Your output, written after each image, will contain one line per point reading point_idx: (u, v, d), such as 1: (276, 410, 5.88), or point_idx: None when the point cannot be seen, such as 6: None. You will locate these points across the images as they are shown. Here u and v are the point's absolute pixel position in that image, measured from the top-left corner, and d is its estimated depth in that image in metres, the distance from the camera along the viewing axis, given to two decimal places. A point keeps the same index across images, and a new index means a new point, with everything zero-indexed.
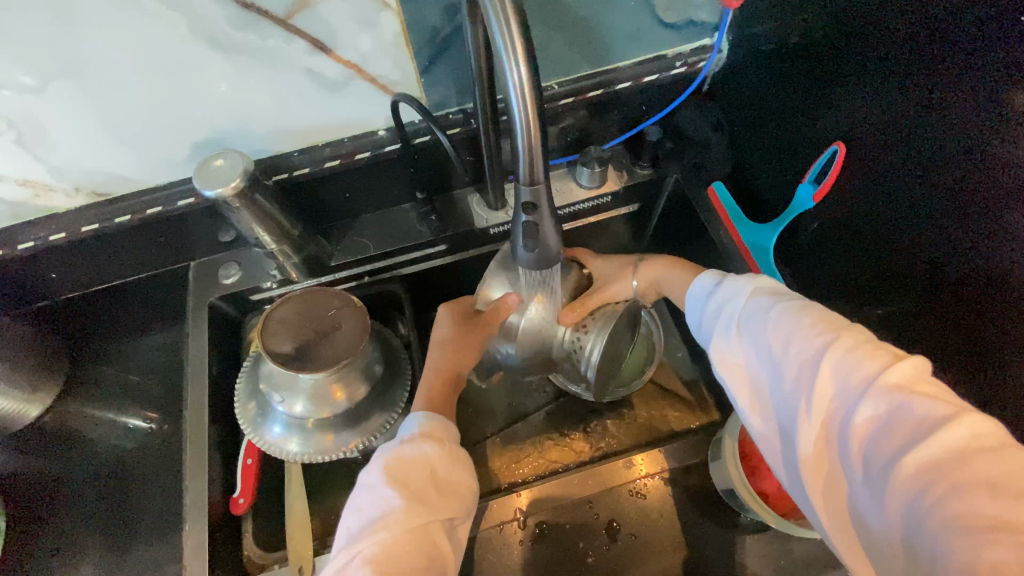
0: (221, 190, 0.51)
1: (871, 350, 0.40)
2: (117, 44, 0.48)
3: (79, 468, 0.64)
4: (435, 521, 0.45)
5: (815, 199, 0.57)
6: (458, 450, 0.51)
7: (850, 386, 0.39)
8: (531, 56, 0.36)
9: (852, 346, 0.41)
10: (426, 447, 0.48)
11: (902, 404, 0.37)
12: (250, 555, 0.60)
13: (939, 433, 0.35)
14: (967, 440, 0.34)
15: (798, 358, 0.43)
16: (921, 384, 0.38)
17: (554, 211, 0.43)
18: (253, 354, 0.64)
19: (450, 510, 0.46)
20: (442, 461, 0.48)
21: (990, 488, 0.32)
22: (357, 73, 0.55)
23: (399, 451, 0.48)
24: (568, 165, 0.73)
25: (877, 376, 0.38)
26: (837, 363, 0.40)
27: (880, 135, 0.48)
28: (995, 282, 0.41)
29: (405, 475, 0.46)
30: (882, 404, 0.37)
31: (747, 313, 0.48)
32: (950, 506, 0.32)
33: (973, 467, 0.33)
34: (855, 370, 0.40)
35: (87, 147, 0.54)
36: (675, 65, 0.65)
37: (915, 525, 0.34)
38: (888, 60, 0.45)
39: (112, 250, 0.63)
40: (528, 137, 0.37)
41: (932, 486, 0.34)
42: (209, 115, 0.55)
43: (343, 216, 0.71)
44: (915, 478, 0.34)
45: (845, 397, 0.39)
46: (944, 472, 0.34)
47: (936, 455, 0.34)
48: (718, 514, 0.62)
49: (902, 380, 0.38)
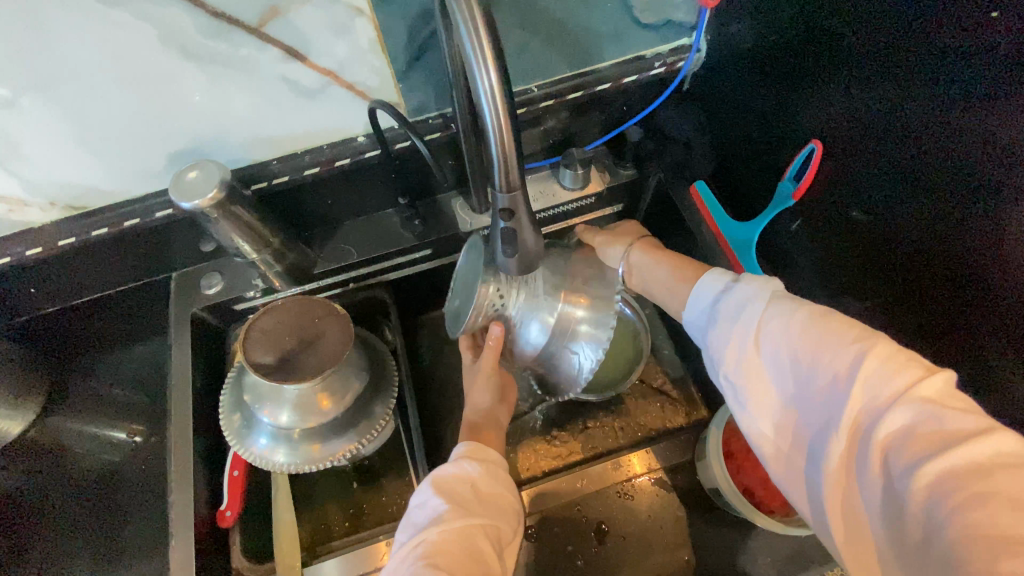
0: (199, 202, 0.50)
1: (905, 357, 0.37)
2: None
3: (64, 483, 0.64)
4: (478, 528, 0.45)
5: (795, 198, 0.58)
6: (502, 468, 0.52)
7: (880, 395, 0.36)
8: (501, 62, 0.36)
9: (886, 353, 0.37)
10: (468, 465, 0.50)
11: (934, 416, 0.34)
12: (239, 567, 0.60)
13: (965, 444, 0.32)
14: (992, 455, 0.32)
15: (826, 366, 0.39)
16: (953, 398, 0.35)
17: (533, 217, 0.42)
18: (236, 366, 0.64)
19: (497, 522, 0.47)
20: (483, 478, 0.49)
21: (1011, 502, 0.30)
22: (335, 79, 0.57)
23: (443, 470, 0.49)
24: (551, 167, 0.73)
25: (908, 385, 0.36)
26: (867, 370, 0.37)
27: (855, 133, 0.49)
28: (987, 281, 0.40)
29: (450, 489, 0.47)
30: (913, 412, 0.35)
31: (766, 319, 0.44)
32: (969, 517, 0.30)
33: (997, 482, 0.31)
34: (887, 377, 0.36)
35: (61, 161, 0.54)
36: (654, 66, 0.64)
37: (932, 528, 0.32)
38: (863, 58, 0.46)
39: (91, 265, 0.62)
40: (502, 143, 0.37)
41: (953, 495, 0.32)
42: (185, 126, 0.54)
43: (326, 223, 0.70)
44: (935, 487, 0.32)
45: (872, 407, 0.37)
46: (968, 481, 0.31)
47: (962, 468, 0.32)
48: (707, 512, 0.63)
49: (934, 391, 0.35)
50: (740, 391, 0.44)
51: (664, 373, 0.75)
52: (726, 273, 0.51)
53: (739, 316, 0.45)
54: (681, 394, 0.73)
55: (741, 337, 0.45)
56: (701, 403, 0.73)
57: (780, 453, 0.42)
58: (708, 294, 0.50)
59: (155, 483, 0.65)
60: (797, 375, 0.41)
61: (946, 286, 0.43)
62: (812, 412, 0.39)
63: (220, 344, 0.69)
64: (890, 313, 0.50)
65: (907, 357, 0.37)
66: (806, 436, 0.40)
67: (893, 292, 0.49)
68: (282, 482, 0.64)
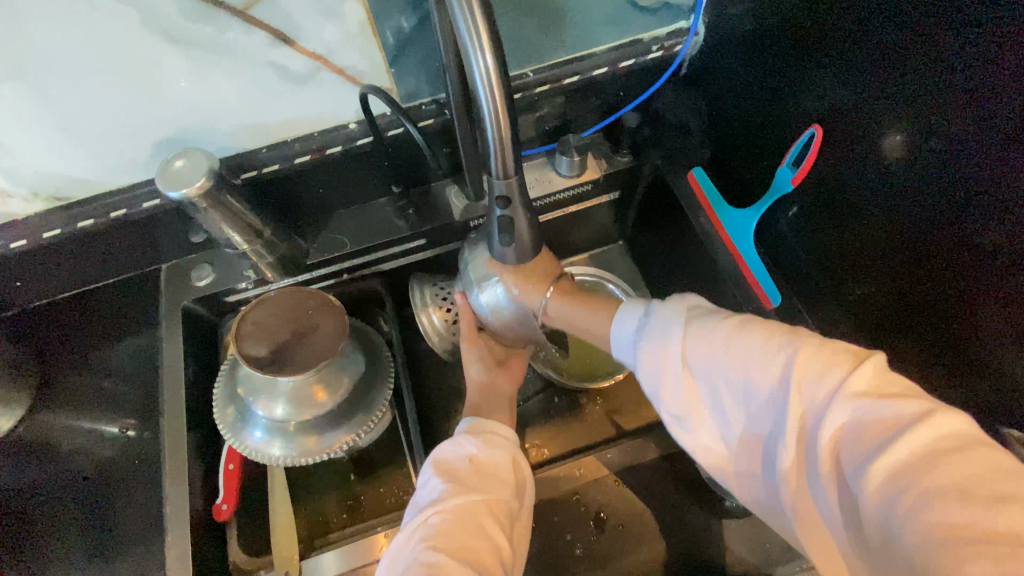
0: (186, 191, 0.49)
1: (832, 350, 0.36)
2: (69, 38, 0.45)
3: (56, 478, 0.63)
4: (480, 504, 0.45)
5: (794, 183, 0.56)
6: (506, 441, 0.51)
7: (817, 396, 0.35)
8: (497, 42, 0.34)
9: (812, 350, 0.36)
10: (468, 444, 0.50)
11: (872, 410, 0.33)
12: (236, 560, 0.59)
13: (908, 434, 0.31)
14: (935, 442, 0.31)
15: (760, 371, 0.38)
16: (887, 385, 0.34)
17: (529, 204, 0.42)
18: (229, 358, 0.63)
19: (503, 496, 0.46)
20: (485, 454, 0.49)
21: (961, 494, 0.29)
22: (323, 64, 0.54)
23: (443, 451, 0.50)
24: (546, 154, 0.72)
25: (843, 381, 0.34)
26: (802, 368, 0.36)
27: (855, 117, 0.48)
28: (993, 267, 0.40)
29: (451, 468, 0.48)
30: (850, 409, 0.33)
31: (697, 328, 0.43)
32: (927, 514, 0.29)
33: (945, 472, 0.29)
34: (820, 375, 0.35)
35: (46, 152, 0.52)
36: (652, 49, 0.64)
37: (893, 531, 0.30)
38: (864, 39, 0.45)
39: (78, 257, 0.61)
40: (498, 128, 0.36)
41: (905, 493, 0.30)
42: (171, 114, 0.53)
43: (318, 213, 0.69)
44: (886, 486, 0.31)
45: (811, 409, 0.35)
46: (919, 475, 0.30)
47: (907, 463, 0.31)
48: (704, 499, 0.63)
49: (867, 381, 0.34)
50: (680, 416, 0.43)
51: None
52: (633, 299, 0.50)
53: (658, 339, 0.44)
54: None
55: (664, 358, 0.43)
56: None
57: (742, 464, 0.40)
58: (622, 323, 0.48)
59: (150, 478, 0.64)
60: (735, 385, 0.39)
61: (945, 268, 0.43)
62: (762, 421, 0.38)
63: (212, 337, 0.68)
64: (890, 297, 0.50)
65: (836, 350, 0.36)
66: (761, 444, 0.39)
67: (888, 275, 0.49)
68: (279, 476, 0.63)
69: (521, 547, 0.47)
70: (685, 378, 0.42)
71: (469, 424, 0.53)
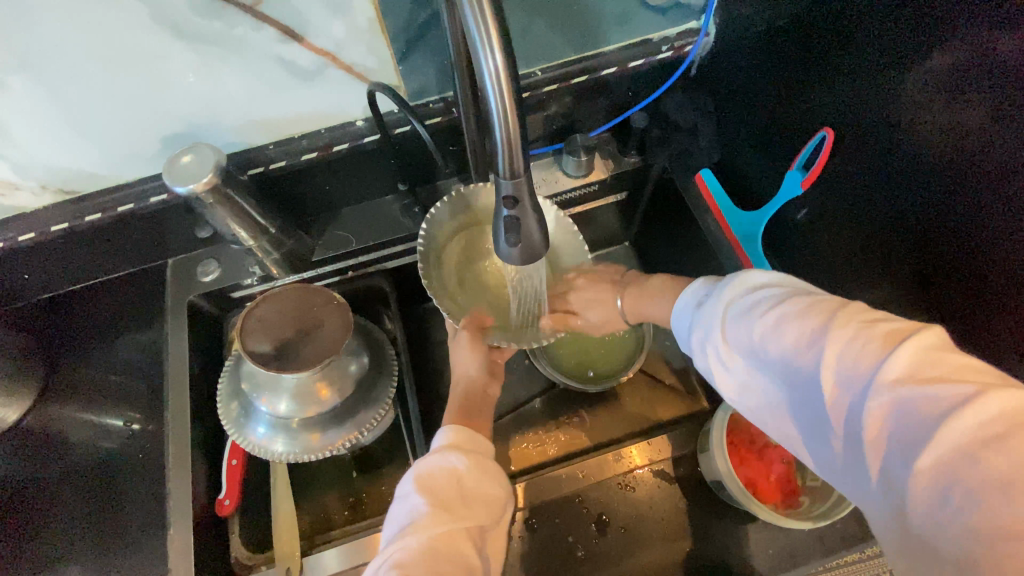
0: (194, 186, 0.49)
1: (872, 332, 0.34)
2: (71, 19, 0.44)
3: (61, 471, 0.63)
4: (461, 529, 0.42)
5: (804, 186, 0.56)
6: (489, 459, 0.49)
7: (852, 376, 0.33)
8: (507, 41, 0.34)
9: (851, 333, 0.34)
10: (454, 457, 0.46)
11: (916, 392, 0.30)
12: (238, 556, 0.59)
13: (953, 417, 0.29)
14: (983, 424, 0.28)
15: (796, 354, 0.37)
16: (936, 364, 0.31)
17: (536, 205, 0.41)
18: (234, 353, 0.63)
19: (482, 521, 0.44)
20: (470, 471, 0.46)
21: (1003, 485, 0.26)
22: (331, 61, 0.53)
23: (426, 461, 0.46)
24: (553, 154, 0.72)
25: (881, 363, 0.32)
26: (836, 350, 0.34)
27: (865, 121, 0.48)
28: (1013, 276, 0.39)
29: (431, 484, 0.44)
30: (889, 395, 0.31)
31: (740, 310, 0.42)
32: (972, 511, 0.27)
33: (991, 461, 0.27)
34: (857, 358, 0.33)
35: (47, 142, 0.52)
36: (662, 49, 0.63)
37: (935, 525, 0.28)
38: (877, 43, 0.44)
39: (85, 251, 0.61)
40: (506, 128, 0.36)
41: (951, 486, 0.28)
42: (173, 106, 0.53)
43: (323, 209, 0.69)
44: (930, 477, 0.29)
45: (850, 390, 0.33)
46: (960, 468, 0.28)
47: (949, 449, 0.28)
48: (708, 504, 0.62)
49: (910, 363, 0.31)
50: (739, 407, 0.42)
51: (665, 363, 0.75)
52: (700, 284, 0.49)
53: (705, 329, 0.44)
54: (682, 384, 0.73)
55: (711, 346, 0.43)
56: (702, 394, 0.72)
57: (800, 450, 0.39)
58: (683, 310, 0.49)
59: (154, 472, 0.65)
60: (774, 367, 0.38)
61: (963, 278, 0.43)
62: (800, 404, 0.37)
63: (216, 332, 0.68)
64: (904, 301, 0.49)
65: (876, 331, 0.34)
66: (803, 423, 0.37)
67: (903, 284, 0.48)
68: (282, 472, 0.63)
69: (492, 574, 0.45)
70: (730, 362, 0.42)
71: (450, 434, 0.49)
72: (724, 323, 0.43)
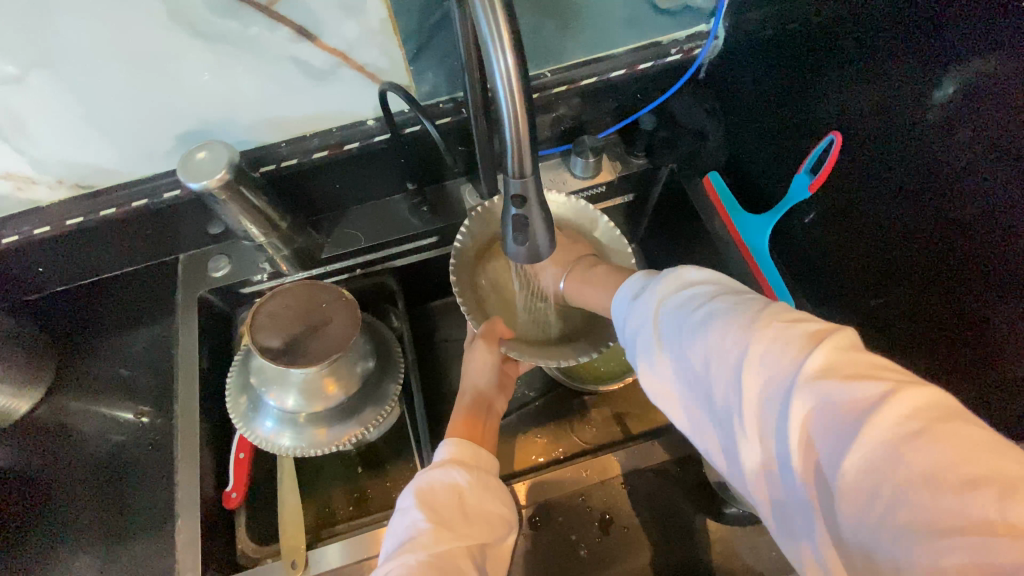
0: (207, 182, 0.50)
1: (789, 334, 0.34)
2: (91, 18, 0.45)
3: (70, 462, 0.64)
4: (461, 546, 0.44)
5: (810, 189, 0.56)
6: (489, 477, 0.51)
7: (776, 382, 0.33)
8: (517, 42, 0.34)
9: (772, 334, 0.35)
10: (457, 472, 0.49)
11: (834, 393, 0.30)
12: (244, 548, 0.60)
13: (872, 417, 0.29)
14: (903, 420, 0.28)
15: (720, 362, 0.36)
16: (848, 363, 0.32)
17: (544, 205, 0.41)
18: (243, 348, 0.64)
19: (481, 537, 0.46)
20: (471, 489, 0.49)
21: (929, 481, 0.26)
22: (343, 61, 0.54)
23: (429, 475, 0.49)
24: (561, 155, 0.72)
25: (801, 366, 0.32)
26: (759, 355, 0.34)
27: (872, 126, 0.48)
28: (1010, 281, 0.39)
29: (434, 498, 0.47)
30: (811, 396, 0.31)
31: (666, 320, 0.42)
32: (905, 509, 0.26)
33: (913, 459, 0.27)
34: (777, 363, 0.33)
35: (67, 138, 0.53)
36: (670, 52, 0.64)
37: (869, 528, 0.28)
38: (885, 48, 0.44)
39: (99, 245, 0.63)
40: (516, 128, 0.36)
41: (879, 486, 0.27)
42: (190, 104, 0.54)
43: (333, 208, 0.69)
44: (859, 478, 0.28)
45: (775, 396, 0.33)
46: (886, 467, 0.27)
47: (875, 451, 0.28)
48: (712, 506, 0.62)
49: (824, 365, 0.32)
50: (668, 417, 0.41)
51: None
52: (637, 281, 0.48)
53: (635, 336, 0.44)
54: None
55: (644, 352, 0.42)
56: None
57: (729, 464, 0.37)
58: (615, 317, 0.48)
59: (161, 465, 0.65)
60: (701, 378, 0.38)
61: (966, 283, 0.42)
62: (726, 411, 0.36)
63: (226, 327, 0.69)
64: (908, 306, 0.49)
65: (792, 334, 0.34)
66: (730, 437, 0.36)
67: (906, 288, 0.48)
68: (288, 467, 0.64)
69: None
70: (661, 377, 0.41)
71: (449, 449, 0.52)
72: (653, 328, 0.42)
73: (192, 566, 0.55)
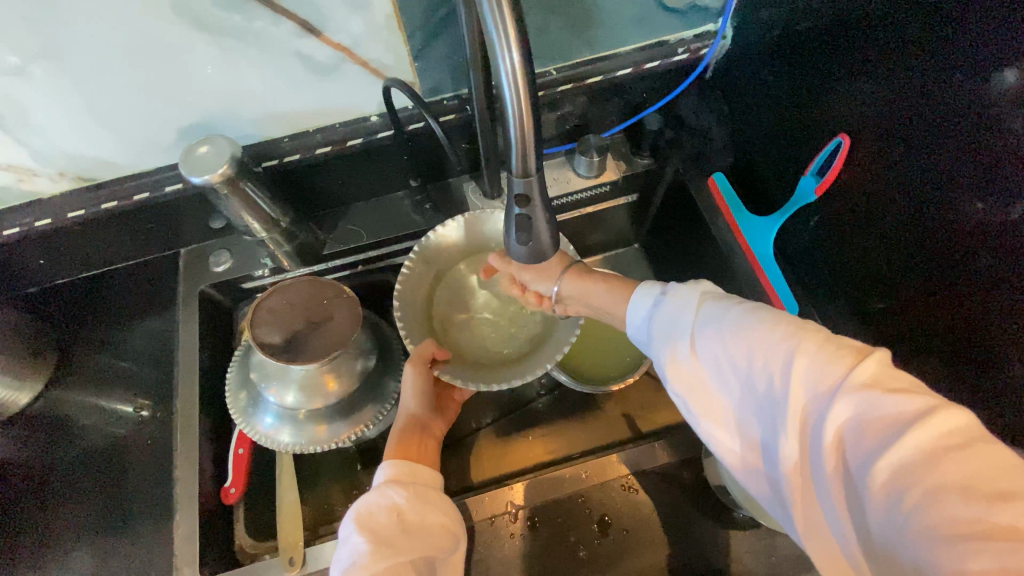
0: (209, 177, 0.50)
1: (834, 345, 0.34)
2: (95, 10, 0.45)
3: (71, 454, 0.64)
4: (403, 564, 0.44)
5: (817, 193, 0.55)
6: (430, 489, 0.51)
7: (819, 388, 0.33)
8: (524, 39, 0.34)
9: (816, 344, 0.34)
10: (391, 491, 0.48)
11: (877, 403, 0.31)
12: (242, 544, 0.60)
13: (911, 432, 0.29)
14: (939, 439, 0.29)
15: (763, 362, 0.36)
16: (891, 378, 0.32)
17: (548, 205, 0.41)
18: (243, 344, 0.64)
19: (425, 551, 0.46)
20: (408, 505, 0.48)
21: (964, 492, 0.27)
22: (348, 56, 0.54)
23: (365, 501, 0.48)
24: (566, 154, 0.72)
25: (846, 374, 0.32)
26: (802, 362, 0.34)
27: (880, 129, 0.47)
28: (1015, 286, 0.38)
29: (372, 522, 0.46)
30: (853, 405, 0.31)
31: (703, 317, 0.41)
32: (930, 516, 0.27)
33: (948, 471, 0.28)
34: (822, 369, 0.33)
35: (69, 131, 0.53)
36: (676, 52, 0.64)
37: (894, 531, 0.29)
38: (893, 52, 0.44)
39: (101, 238, 0.63)
40: (521, 127, 0.36)
41: (908, 494, 0.28)
42: (195, 99, 0.53)
43: (335, 204, 0.69)
44: (890, 485, 0.29)
45: (814, 402, 0.33)
46: (919, 476, 0.28)
47: (911, 460, 0.29)
48: (712, 509, 0.62)
49: (872, 375, 0.32)
50: (688, 410, 0.41)
51: None
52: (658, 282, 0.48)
53: (670, 329, 0.43)
54: None
55: (677, 344, 0.42)
56: None
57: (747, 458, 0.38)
58: (640, 310, 0.48)
59: (160, 459, 0.65)
60: (738, 375, 0.37)
61: (970, 289, 0.42)
62: (760, 410, 0.36)
63: (227, 322, 0.69)
64: (911, 311, 0.48)
65: (840, 344, 0.34)
66: (761, 434, 0.36)
67: (909, 291, 0.48)
68: (287, 463, 0.63)
69: None
70: (693, 370, 0.41)
71: (383, 470, 0.51)
72: (692, 323, 0.42)
73: (190, 561, 0.55)
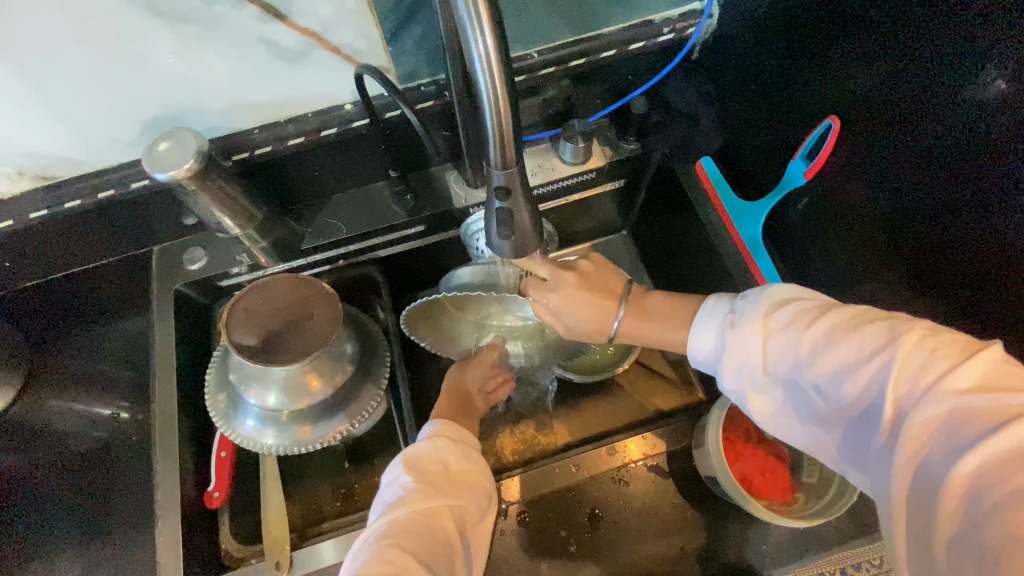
0: (174, 174, 0.47)
1: (936, 344, 0.34)
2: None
3: (46, 461, 0.63)
4: (446, 506, 0.46)
5: (806, 177, 0.54)
6: (473, 448, 0.53)
7: (915, 387, 0.33)
8: (498, 22, 0.32)
9: (915, 343, 0.34)
10: (441, 442, 0.51)
11: (975, 404, 0.31)
12: (228, 548, 0.59)
13: (1004, 433, 0.29)
14: None
15: (852, 365, 0.36)
16: (997, 381, 0.32)
17: (529, 197, 0.39)
18: (221, 345, 0.62)
19: (466, 501, 0.48)
20: (455, 457, 0.50)
21: None
22: (317, 41, 0.51)
23: (416, 447, 0.50)
24: (550, 140, 0.69)
25: (945, 374, 0.33)
26: (899, 366, 0.34)
27: (873, 111, 0.46)
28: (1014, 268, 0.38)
29: (422, 466, 0.48)
30: (947, 402, 0.32)
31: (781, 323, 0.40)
32: (1009, 514, 0.28)
33: None
34: (921, 369, 0.34)
35: (22, 128, 0.50)
36: (662, 32, 0.61)
37: (967, 527, 0.29)
38: (885, 31, 0.42)
39: (66, 238, 0.60)
40: (498, 119, 0.34)
41: (991, 491, 0.29)
42: (156, 92, 0.51)
43: (312, 197, 0.67)
44: (974, 482, 0.30)
45: (906, 402, 0.34)
46: (1003, 475, 0.29)
47: (999, 460, 0.29)
48: (704, 498, 0.61)
49: (979, 376, 0.32)
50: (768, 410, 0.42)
51: (661, 355, 0.74)
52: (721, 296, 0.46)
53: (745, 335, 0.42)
54: (679, 376, 0.72)
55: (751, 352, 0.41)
56: (699, 385, 0.71)
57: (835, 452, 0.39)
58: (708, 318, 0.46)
59: (140, 462, 0.63)
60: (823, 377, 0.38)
61: (966, 272, 0.42)
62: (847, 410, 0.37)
63: (205, 321, 0.67)
64: (902, 295, 0.48)
65: (943, 342, 0.34)
66: (851, 436, 0.37)
67: (902, 275, 0.47)
68: (271, 466, 0.62)
69: (481, 549, 0.49)
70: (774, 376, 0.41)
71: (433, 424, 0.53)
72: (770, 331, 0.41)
73: (173, 568, 0.53)
